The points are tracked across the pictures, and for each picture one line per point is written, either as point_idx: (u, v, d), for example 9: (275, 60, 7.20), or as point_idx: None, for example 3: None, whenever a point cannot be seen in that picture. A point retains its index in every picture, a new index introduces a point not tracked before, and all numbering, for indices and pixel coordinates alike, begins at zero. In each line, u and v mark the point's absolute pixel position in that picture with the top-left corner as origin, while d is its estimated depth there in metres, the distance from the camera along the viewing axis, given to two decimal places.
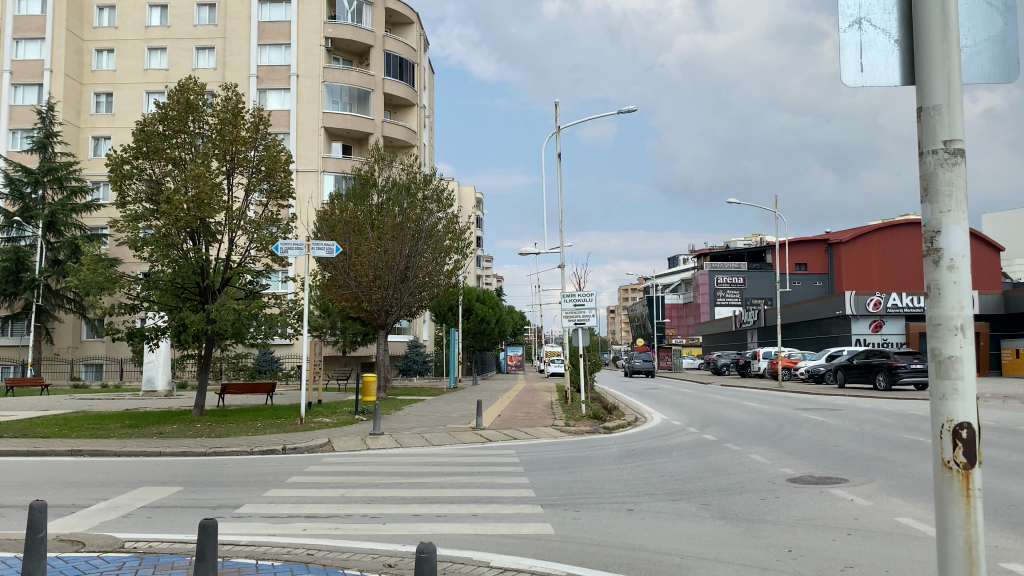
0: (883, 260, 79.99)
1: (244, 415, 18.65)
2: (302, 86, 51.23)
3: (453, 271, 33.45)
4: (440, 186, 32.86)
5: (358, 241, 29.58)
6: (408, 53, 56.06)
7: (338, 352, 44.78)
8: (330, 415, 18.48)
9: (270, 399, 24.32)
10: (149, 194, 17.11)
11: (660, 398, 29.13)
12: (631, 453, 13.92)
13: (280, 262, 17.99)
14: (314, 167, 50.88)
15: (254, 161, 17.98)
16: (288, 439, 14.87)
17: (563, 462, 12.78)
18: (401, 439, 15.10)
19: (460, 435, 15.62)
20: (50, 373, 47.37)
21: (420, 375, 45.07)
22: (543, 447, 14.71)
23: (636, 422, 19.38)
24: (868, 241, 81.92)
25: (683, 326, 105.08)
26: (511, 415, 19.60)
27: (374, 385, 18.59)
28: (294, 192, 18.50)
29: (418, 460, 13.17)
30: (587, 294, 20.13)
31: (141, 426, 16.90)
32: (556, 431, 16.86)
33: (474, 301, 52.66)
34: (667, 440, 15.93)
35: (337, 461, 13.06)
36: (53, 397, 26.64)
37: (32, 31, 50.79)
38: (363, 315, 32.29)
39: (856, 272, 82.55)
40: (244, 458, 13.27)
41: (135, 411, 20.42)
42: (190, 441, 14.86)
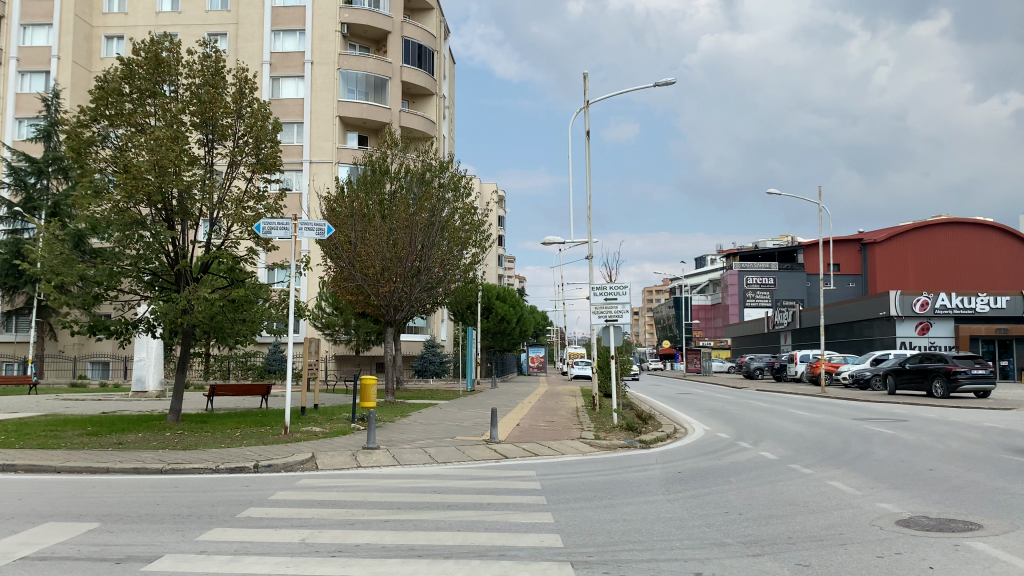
0: (921, 259, 76.54)
1: (225, 422, 16.31)
2: (316, 73, 49.07)
3: (471, 265, 31.05)
4: (458, 174, 30.60)
5: (366, 229, 27.01)
6: (427, 40, 53.70)
7: (350, 352, 42.48)
8: (323, 424, 16.06)
9: (265, 402, 22.00)
10: (110, 162, 14.66)
11: (697, 404, 26.44)
12: (678, 478, 11.21)
13: (265, 245, 15.65)
14: (328, 158, 48.64)
15: (236, 131, 15.66)
16: (266, 453, 12.44)
17: (597, 490, 10.11)
18: (400, 455, 12.58)
19: (472, 451, 13.06)
20: (54, 369, 45.60)
21: (437, 377, 42.54)
22: (569, 467, 12.13)
23: (675, 434, 16.78)
24: (904, 241, 78.72)
25: (711, 328, 102.04)
26: (531, 424, 17.03)
27: (376, 388, 16.15)
28: (282, 166, 16.15)
29: (418, 482, 10.60)
30: (620, 286, 17.50)
31: (101, 435, 14.51)
32: (585, 446, 14.23)
33: (494, 300, 50.23)
34: (718, 459, 13.20)
35: (315, 483, 10.53)
36: (34, 399, 24.45)
37: (40, 16, 48.91)
38: (373, 311, 29.94)
39: (891, 272, 79.31)
40: (204, 480, 10.81)
41: (109, 415, 18.15)
42: (147, 455, 12.42)
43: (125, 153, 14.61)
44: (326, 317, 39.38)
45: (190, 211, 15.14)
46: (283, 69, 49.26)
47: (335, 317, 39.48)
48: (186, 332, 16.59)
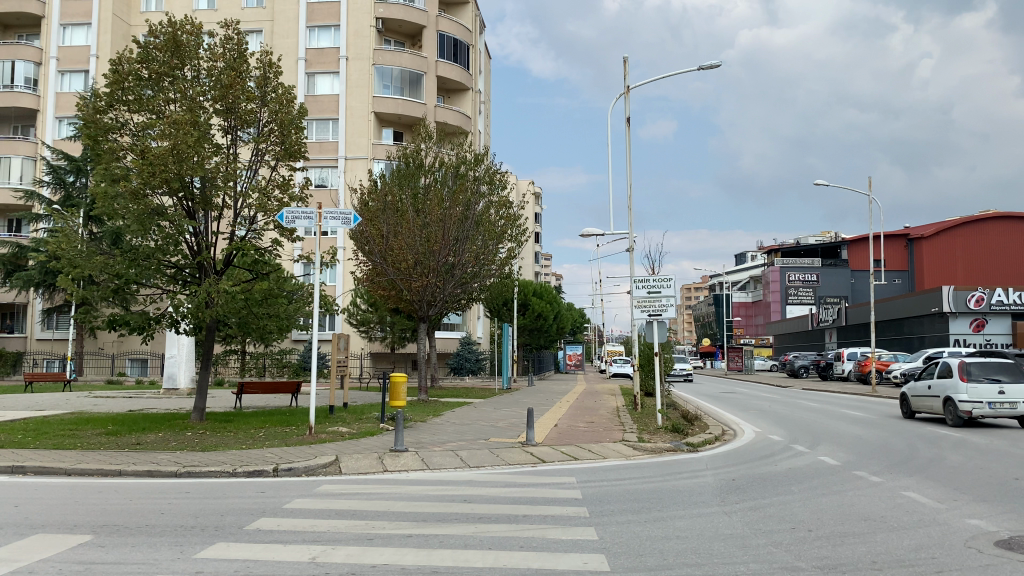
0: (972, 254, 74.05)
1: (251, 421, 15.66)
2: (352, 69, 48.61)
3: (507, 259, 30.17)
4: (493, 166, 29.82)
5: (399, 223, 26.26)
6: (463, 33, 52.88)
7: (386, 349, 41.91)
8: (351, 423, 15.30)
9: (295, 401, 21.36)
10: (127, 150, 14.01)
11: (743, 404, 25.29)
12: (733, 486, 10.15)
13: (289, 236, 14.94)
14: (363, 154, 48.06)
15: (259, 117, 15.00)
16: (286, 456, 11.64)
17: (645, 500, 9.11)
18: (429, 458, 11.72)
19: (505, 455, 12.12)
20: (93, 366, 45.71)
21: (472, 375, 41.89)
22: (613, 472, 11.18)
23: (724, 436, 15.73)
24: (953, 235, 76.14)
25: (752, 326, 99.97)
26: (570, 426, 16.08)
27: (406, 386, 15.31)
28: (308, 153, 15.42)
29: (446, 488, 9.70)
30: (664, 278, 16.45)
31: (121, 435, 13.92)
32: (629, 449, 13.23)
33: (530, 296, 49.36)
34: (775, 465, 12.09)
35: (335, 490, 9.68)
36: (66, 396, 24.13)
37: (79, 16, 48.91)
38: (406, 307, 29.25)
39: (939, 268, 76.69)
40: (218, 486, 10.03)
41: (136, 413, 17.67)
42: (164, 456, 11.75)
43: (143, 139, 13.93)
44: (361, 313, 39.06)
45: (212, 200, 14.46)
46: (318, 65, 48.84)
47: (371, 314, 39.06)
48: (209, 328, 15.96)
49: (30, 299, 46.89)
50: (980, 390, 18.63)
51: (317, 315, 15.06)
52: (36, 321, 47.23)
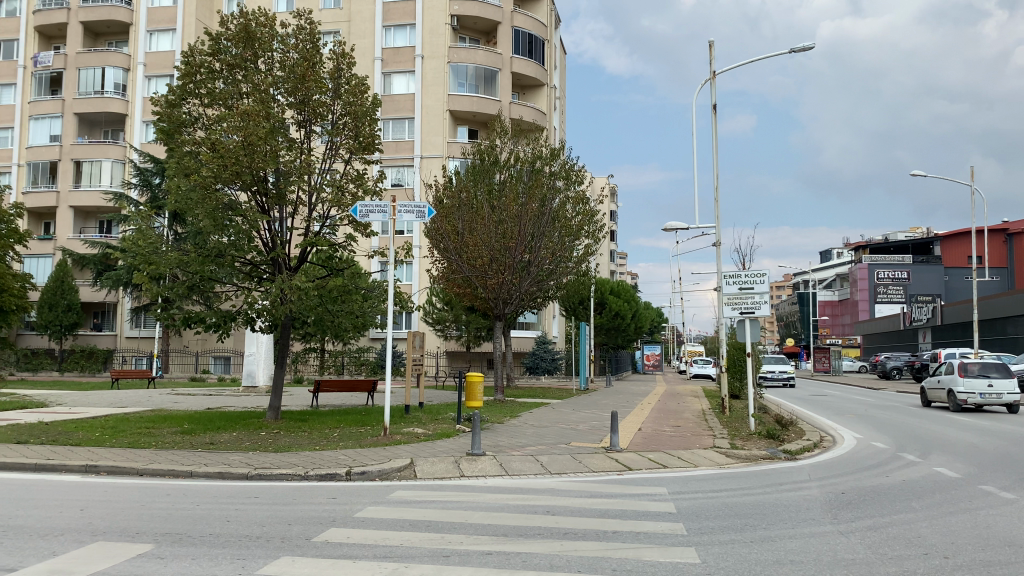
0: None
1: (326, 420, 15.30)
2: (427, 68, 48.53)
3: (584, 256, 29.33)
4: (570, 161, 29.17)
5: (473, 218, 25.76)
6: (539, 29, 52.18)
7: (462, 348, 41.56)
8: (426, 424, 14.78)
9: (371, 400, 21.03)
10: (200, 144, 13.77)
11: (838, 408, 23.84)
12: (845, 501, 9.15)
13: (363, 231, 14.50)
14: (439, 153, 47.88)
15: (333, 109, 14.66)
16: (361, 457, 11.20)
17: (746, 515, 8.22)
18: (508, 463, 11.05)
19: (588, 461, 11.39)
20: (179, 363, 46.76)
21: (549, 375, 41.21)
22: (707, 482, 10.30)
23: (823, 444, 14.60)
24: None
25: (839, 325, 96.27)
26: (656, 431, 15.19)
27: (482, 387, 14.69)
28: (381, 145, 14.97)
29: (525, 497, 9.03)
30: (756, 272, 15.43)
31: (196, 433, 13.75)
32: (721, 458, 12.34)
33: (608, 295, 48.36)
34: (886, 477, 11.00)
35: (409, 496, 9.11)
36: (149, 393, 24.42)
37: (165, 22, 50.22)
38: (481, 305, 28.79)
39: None
40: (287, 490, 9.61)
41: (214, 411, 17.59)
42: (236, 458, 11.41)
43: (215, 133, 13.63)
44: (437, 312, 38.91)
45: (286, 195, 14.09)
46: (394, 65, 48.94)
47: (446, 313, 38.86)
48: (284, 325, 15.66)
49: (120, 298, 48.46)
50: (973, 384, 23.22)
51: (390, 313, 14.58)
52: (126, 320, 48.80)
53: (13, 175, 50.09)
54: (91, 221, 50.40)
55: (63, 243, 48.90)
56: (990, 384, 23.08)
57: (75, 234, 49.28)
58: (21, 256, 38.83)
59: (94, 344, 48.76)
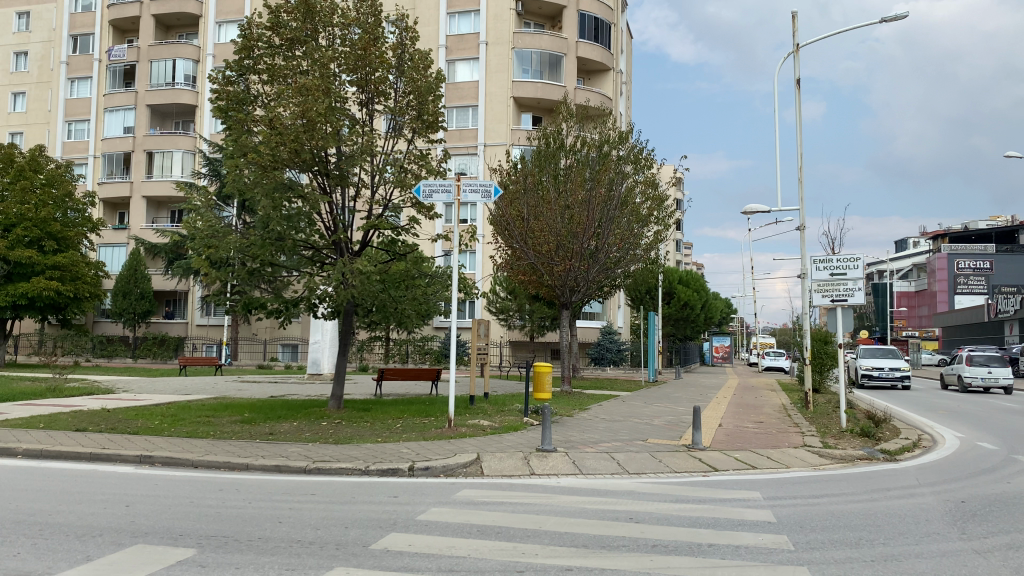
0: None
1: (388, 411, 14.74)
2: (491, 54, 47.80)
3: (654, 243, 28.25)
4: (638, 144, 28.03)
5: (540, 203, 24.90)
6: (605, 12, 50.86)
7: (526, 338, 40.88)
8: (493, 416, 14.04)
9: (435, 390, 20.48)
10: (259, 121, 13.19)
11: (930, 404, 22.30)
12: (969, 512, 8.03)
13: (427, 212, 13.81)
14: (503, 140, 47.11)
15: (395, 86, 14.03)
16: (426, 451, 10.54)
17: (858, 527, 7.22)
18: (582, 461, 10.24)
19: (668, 459, 10.50)
20: (248, 352, 47.22)
21: (615, 366, 40.27)
22: (803, 487, 9.30)
23: (923, 444, 13.37)
24: None
25: (917, 317, 92.52)
26: (739, 427, 14.16)
27: (550, 377, 13.85)
28: (445, 124, 14.28)
29: (603, 501, 8.19)
30: (850, 257, 14.27)
31: (255, 423, 13.31)
32: (814, 459, 11.36)
33: (676, 284, 47.02)
34: (1007, 483, 9.78)
35: (478, 497, 8.35)
36: (217, 380, 24.42)
37: (233, 13, 50.62)
38: (547, 293, 27.95)
39: None
40: (349, 487, 8.98)
41: (277, 400, 17.23)
42: (294, 449, 10.87)
43: (273, 110, 13.07)
44: (501, 301, 38.34)
45: (347, 175, 13.48)
46: (459, 51, 48.34)
47: (510, 302, 38.43)
48: (346, 312, 15.12)
49: (191, 286, 49.21)
50: (977, 370, 30.00)
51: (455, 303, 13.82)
52: (196, 308, 49.58)
53: (89, 167, 51.29)
54: (162, 211, 51.26)
55: (136, 232, 49.87)
56: (990, 370, 29.59)
57: (147, 224, 50.20)
58: (94, 245, 39.58)
59: (166, 331, 49.66)
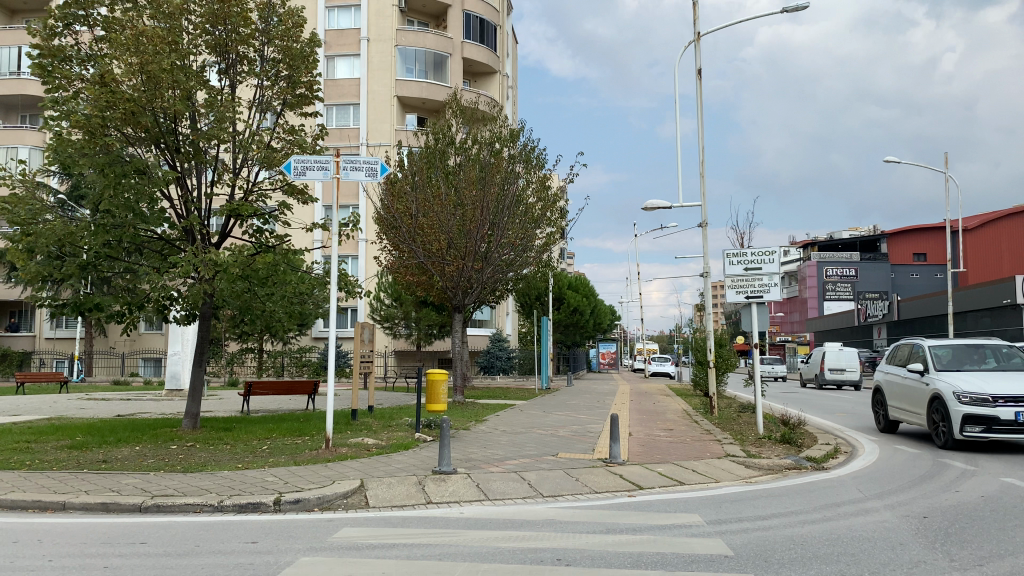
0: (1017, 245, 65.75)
1: (255, 429, 12.68)
2: (373, 51, 45.69)
3: (547, 244, 27.00)
4: (529, 144, 26.80)
5: (429, 198, 23.03)
6: (490, 13, 49.77)
7: (413, 347, 38.96)
8: (379, 434, 12.15)
9: (312, 403, 18.32)
10: (91, 82, 10.86)
11: (827, 406, 21.95)
12: (942, 532, 6.94)
13: (299, 195, 11.89)
14: (386, 140, 44.99)
15: (261, 51, 12.13)
16: (297, 479, 8.66)
17: (834, 558, 5.95)
18: (488, 484, 8.60)
19: (587, 477, 9.04)
20: (104, 367, 43.01)
21: (504, 375, 38.99)
22: (747, 507, 8.02)
23: (847, 449, 12.48)
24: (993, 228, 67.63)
25: (790, 322, 96.15)
26: (654, 437, 12.88)
27: (446, 386, 12.13)
28: (320, 96, 12.52)
29: (520, 537, 6.61)
30: (766, 249, 13.25)
31: (87, 448, 10.97)
32: (743, 471, 10.21)
33: (566, 289, 46.21)
34: (958, 492, 8.82)
35: (361, 538, 6.60)
36: (56, 399, 21.35)
37: None
38: (436, 296, 26.23)
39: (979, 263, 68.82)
40: (196, 531, 6.99)
41: (124, 420, 14.74)
42: (130, 481, 8.74)
43: (108, 67, 10.79)
44: (385, 308, 36.53)
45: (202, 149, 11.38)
46: (338, 48, 45.98)
47: (395, 309, 36.74)
48: (204, 314, 12.94)
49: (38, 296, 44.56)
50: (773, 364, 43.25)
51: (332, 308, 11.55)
52: (44, 320, 44.84)
53: None
54: None
55: None
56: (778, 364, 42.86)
57: None
58: None
59: (10, 346, 44.70)
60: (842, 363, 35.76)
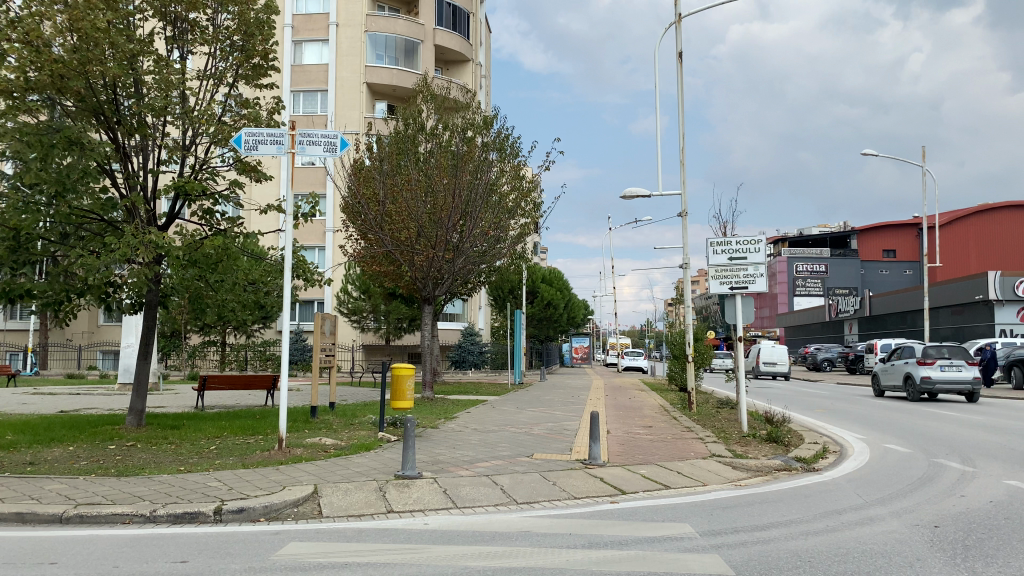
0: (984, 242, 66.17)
1: (206, 428, 11.74)
2: (342, 37, 44.44)
3: (521, 235, 26.18)
4: (502, 132, 25.93)
5: (398, 183, 22.05)
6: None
7: (382, 341, 37.93)
8: (339, 433, 11.26)
9: (271, 399, 17.35)
10: (19, 41, 9.84)
11: (805, 403, 21.41)
12: (960, 544, 6.26)
13: (252, 172, 10.96)
14: (355, 129, 43.85)
15: (214, 16, 11.22)
16: (243, 484, 7.77)
17: None
18: (456, 489, 7.80)
19: (564, 481, 8.25)
20: (61, 360, 41.40)
21: (476, 369, 38.17)
22: (739, 515, 7.30)
23: (835, 448, 11.84)
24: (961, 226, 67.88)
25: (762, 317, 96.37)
26: (634, 435, 12.16)
27: (412, 381, 11.27)
28: (278, 67, 11.61)
29: (489, 554, 5.80)
30: (752, 238, 12.58)
31: (15, 450, 9.96)
32: (730, 473, 9.49)
33: (539, 282, 45.47)
34: (964, 496, 8.17)
35: (307, 557, 5.75)
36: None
37: None
38: (405, 286, 25.29)
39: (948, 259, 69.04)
40: (117, 548, 6.08)
41: (66, 416, 13.68)
42: (55, 487, 7.79)
43: (37, 25, 9.77)
44: (353, 301, 35.59)
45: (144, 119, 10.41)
46: (307, 33, 44.68)
47: (363, 301, 35.76)
48: (150, 304, 11.94)
49: None
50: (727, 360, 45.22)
51: (288, 291, 10.18)
52: None
53: None
54: None
55: None
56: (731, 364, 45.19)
57: None
58: None
59: None
60: (774, 355, 36.87)
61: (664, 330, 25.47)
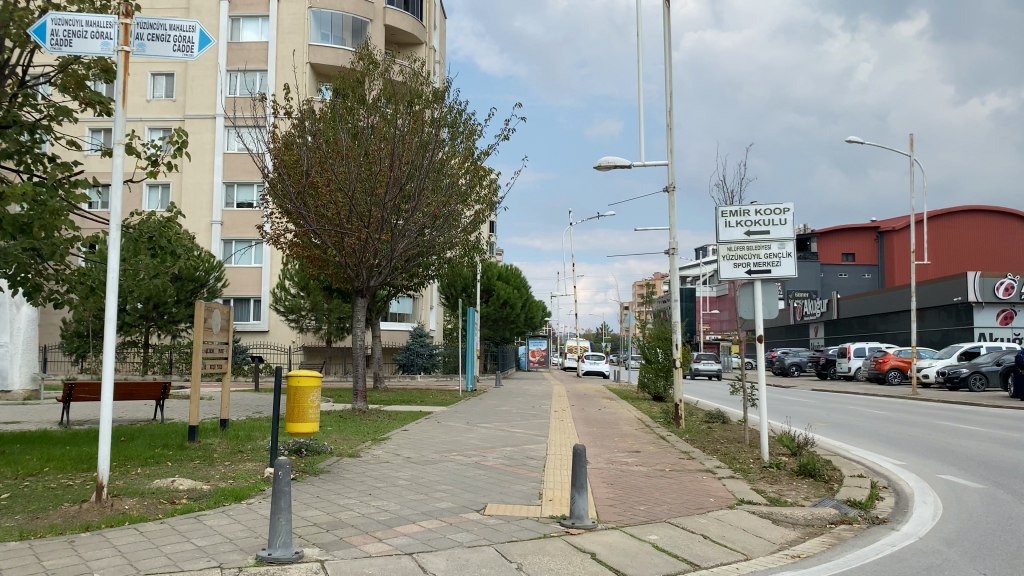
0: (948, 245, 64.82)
1: (26, 460, 8.36)
2: (283, 13, 40.71)
3: (476, 226, 22.98)
4: (455, 107, 22.62)
5: (327, 151, 18.57)
6: None
7: (322, 342, 34.46)
8: (214, 469, 7.97)
9: (159, 412, 13.82)
10: None
11: (799, 416, 18.51)
12: None
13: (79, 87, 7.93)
14: None
15: None
16: None
17: None
18: None
19: (538, 564, 5.10)
20: None
21: (426, 374, 34.91)
22: None
23: (889, 488, 8.81)
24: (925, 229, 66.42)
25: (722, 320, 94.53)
26: (622, 466, 9.11)
27: (318, 397, 8.05)
28: None
29: None
30: (778, 205, 9.65)
31: None
32: (777, 534, 6.43)
33: (495, 280, 42.50)
34: None
35: None
36: None
37: None
38: (342, 277, 21.93)
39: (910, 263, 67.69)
40: None
41: None
42: None
43: None
44: (290, 298, 32.08)
45: None
46: (245, 8, 40.89)
47: (300, 299, 32.35)
48: None
49: None
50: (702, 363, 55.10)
51: (116, 222, 6.42)
52: None
53: None
54: None
55: None
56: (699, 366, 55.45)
57: None
58: None
59: None
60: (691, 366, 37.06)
61: (636, 329, 22.49)
